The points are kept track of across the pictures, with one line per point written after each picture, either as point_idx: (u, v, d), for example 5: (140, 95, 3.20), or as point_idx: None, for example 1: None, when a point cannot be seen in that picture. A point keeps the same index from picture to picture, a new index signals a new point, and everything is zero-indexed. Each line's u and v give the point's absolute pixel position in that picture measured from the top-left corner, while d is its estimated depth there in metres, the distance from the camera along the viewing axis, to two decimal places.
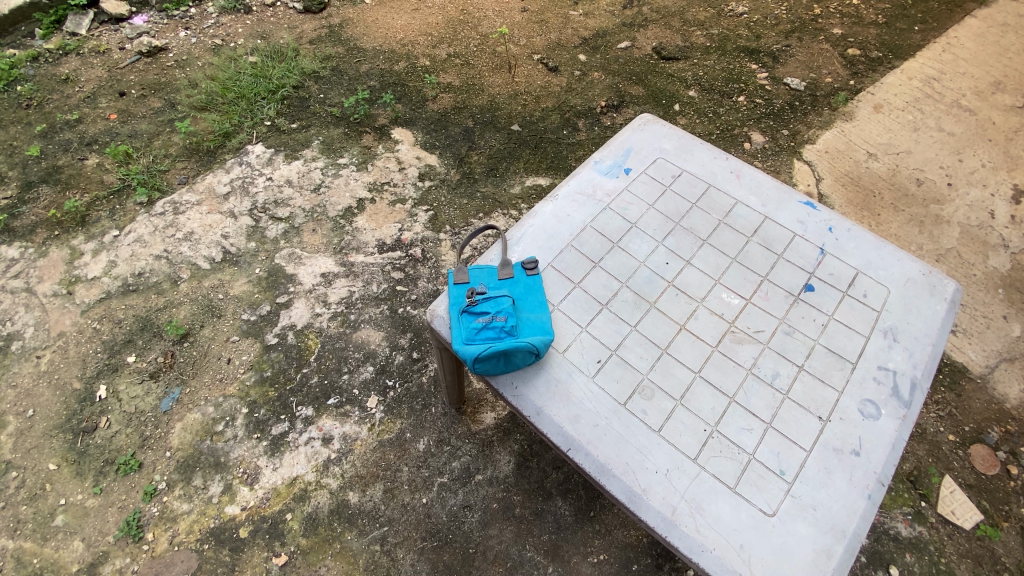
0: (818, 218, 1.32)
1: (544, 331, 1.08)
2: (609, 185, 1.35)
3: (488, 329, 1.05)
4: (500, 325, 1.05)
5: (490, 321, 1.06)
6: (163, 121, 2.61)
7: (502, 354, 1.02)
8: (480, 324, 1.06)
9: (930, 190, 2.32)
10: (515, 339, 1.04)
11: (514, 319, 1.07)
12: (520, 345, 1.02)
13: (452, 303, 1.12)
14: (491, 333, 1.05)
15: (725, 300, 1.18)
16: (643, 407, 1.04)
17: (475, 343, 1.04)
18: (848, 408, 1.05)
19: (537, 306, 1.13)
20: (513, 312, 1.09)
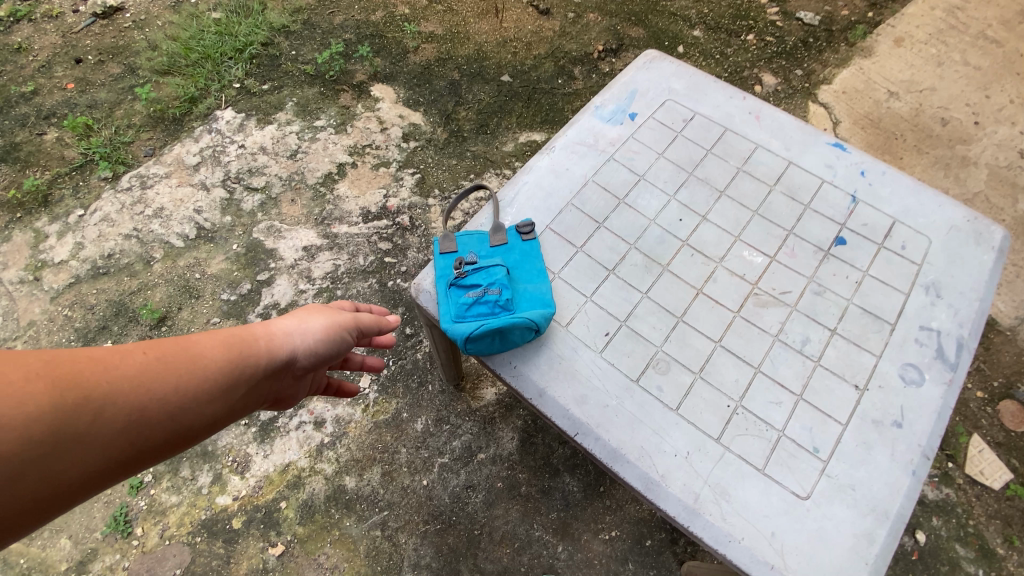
0: (849, 161, 1.17)
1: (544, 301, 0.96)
2: (612, 133, 1.19)
3: (480, 304, 0.93)
4: (493, 300, 0.92)
5: (482, 295, 0.93)
6: (124, 88, 2.41)
7: (499, 332, 0.90)
8: (471, 299, 0.93)
9: (955, 130, 2.15)
10: (514, 314, 0.92)
11: (509, 291, 0.94)
12: (517, 322, 0.90)
13: (438, 275, 0.99)
14: (485, 309, 0.93)
15: (747, 259, 1.05)
16: (658, 383, 0.93)
17: (469, 321, 0.92)
18: (887, 374, 0.94)
19: (535, 275, 1.00)
20: (507, 284, 0.96)
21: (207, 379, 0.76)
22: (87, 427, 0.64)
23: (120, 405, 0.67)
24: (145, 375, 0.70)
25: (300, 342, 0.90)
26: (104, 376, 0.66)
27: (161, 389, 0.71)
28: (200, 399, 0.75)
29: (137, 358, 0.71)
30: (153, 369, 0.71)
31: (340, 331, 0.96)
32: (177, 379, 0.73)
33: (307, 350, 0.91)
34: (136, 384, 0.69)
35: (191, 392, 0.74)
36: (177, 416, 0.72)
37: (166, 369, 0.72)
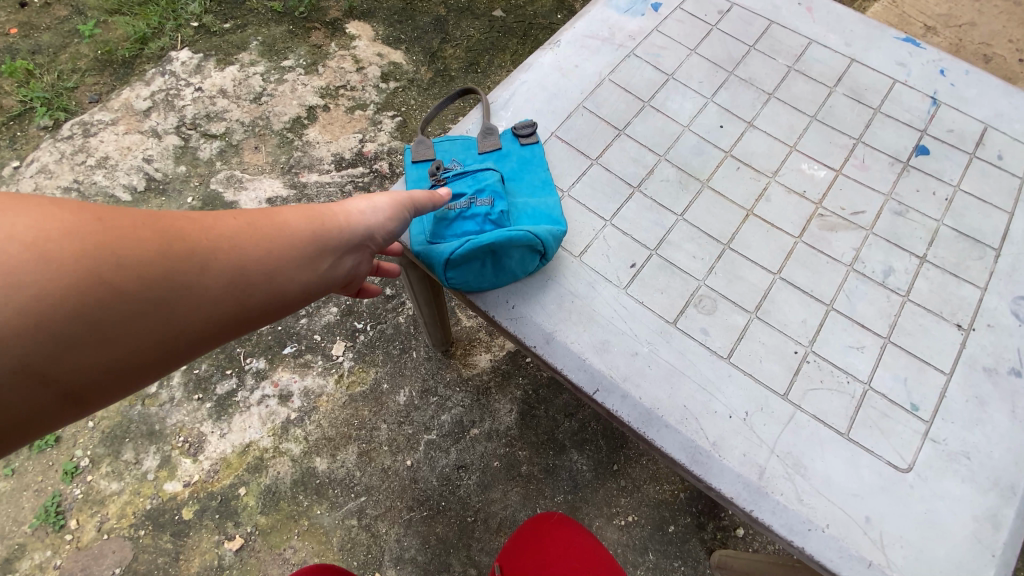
0: (925, 59, 0.95)
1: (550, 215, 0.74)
2: (632, 26, 0.95)
3: (465, 219, 0.71)
4: (482, 214, 0.71)
5: (468, 208, 0.72)
6: (68, 30, 2.14)
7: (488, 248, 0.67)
8: (453, 213, 0.71)
9: (1000, 68, 1.93)
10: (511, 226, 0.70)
11: (503, 203, 0.72)
12: (513, 235, 0.67)
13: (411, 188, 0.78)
14: (474, 224, 0.71)
15: (807, 174, 0.83)
16: (702, 326, 0.71)
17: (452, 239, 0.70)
18: (998, 311, 0.72)
19: (538, 185, 0.78)
20: (501, 194, 0.74)
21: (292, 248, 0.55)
22: (173, 294, 0.45)
23: (211, 272, 0.47)
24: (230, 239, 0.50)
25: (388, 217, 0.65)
26: (188, 232, 0.47)
27: (243, 258, 0.50)
28: (291, 273, 0.54)
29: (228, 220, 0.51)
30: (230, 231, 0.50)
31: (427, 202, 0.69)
32: (259, 248, 0.52)
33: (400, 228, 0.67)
34: (218, 248, 0.49)
35: (278, 265, 0.53)
36: (266, 293, 0.52)
37: (253, 235, 0.52)
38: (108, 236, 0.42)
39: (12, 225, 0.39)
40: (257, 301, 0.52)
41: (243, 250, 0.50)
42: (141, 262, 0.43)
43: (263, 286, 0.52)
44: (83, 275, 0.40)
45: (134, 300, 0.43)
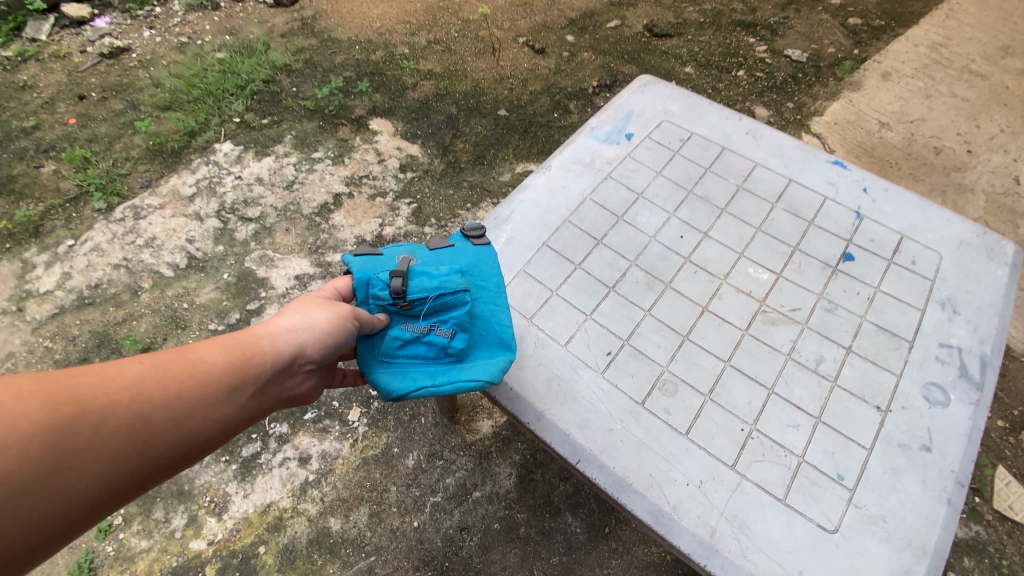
0: (850, 178, 1.15)
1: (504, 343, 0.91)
2: (609, 152, 1.18)
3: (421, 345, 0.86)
4: (438, 344, 0.86)
5: (426, 334, 0.86)
6: (124, 123, 2.43)
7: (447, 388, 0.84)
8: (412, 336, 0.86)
9: (949, 159, 2.17)
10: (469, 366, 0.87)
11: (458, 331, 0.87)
12: (463, 383, 0.84)
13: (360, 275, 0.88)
14: (435, 352, 0.87)
15: (753, 276, 1.01)
16: (665, 406, 0.86)
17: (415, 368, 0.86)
18: (910, 394, 0.87)
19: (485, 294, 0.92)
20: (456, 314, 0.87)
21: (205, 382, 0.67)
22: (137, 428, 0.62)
23: (159, 406, 0.63)
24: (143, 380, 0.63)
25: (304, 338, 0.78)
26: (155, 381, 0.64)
27: (156, 401, 0.63)
28: (207, 405, 0.67)
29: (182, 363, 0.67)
30: (147, 374, 0.64)
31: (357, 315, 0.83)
32: (171, 389, 0.65)
33: (325, 343, 0.80)
34: (135, 391, 0.62)
35: (189, 400, 0.66)
36: (180, 426, 0.65)
37: (161, 378, 0.64)
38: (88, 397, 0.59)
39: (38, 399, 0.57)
40: (174, 436, 0.64)
41: (159, 391, 0.64)
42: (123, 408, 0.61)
43: (178, 419, 0.64)
44: (83, 426, 0.58)
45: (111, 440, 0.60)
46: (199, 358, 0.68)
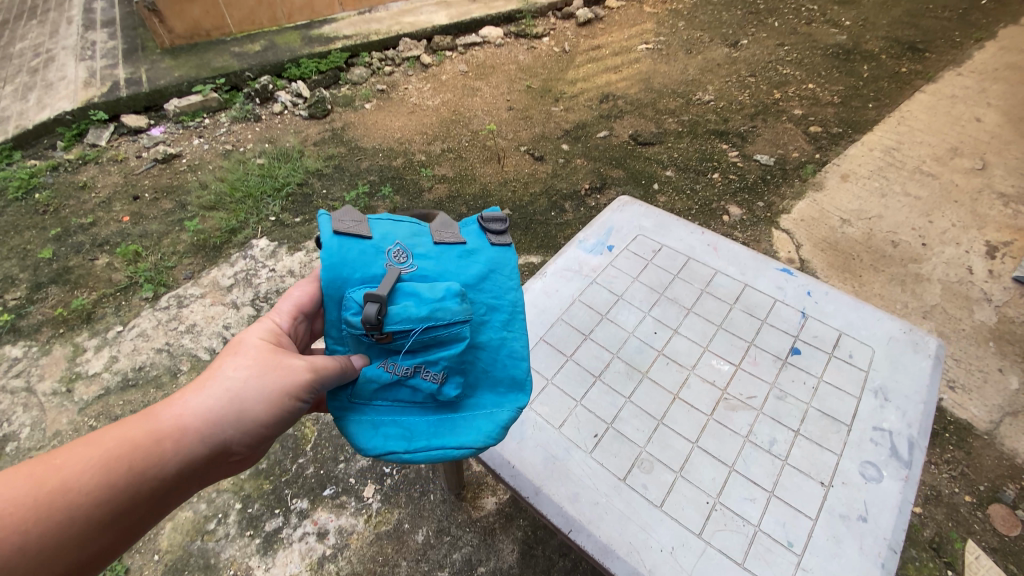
0: (796, 283, 1.38)
1: (498, 395, 1.01)
2: (594, 261, 1.44)
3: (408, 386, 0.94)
4: (426, 390, 0.94)
5: (414, 377, 0.94)
6: (172, 221, 2.68)
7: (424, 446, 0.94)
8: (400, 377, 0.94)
9: (906, 251, 2.36)
10: (455, 419, 0.98)
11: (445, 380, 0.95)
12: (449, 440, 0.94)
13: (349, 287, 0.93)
14: (421, 397, 0.96)
15: (716, 368, 1.21)
16: (643, 481, 1.03)
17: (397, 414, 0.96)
18: (848, 471, 1.04)
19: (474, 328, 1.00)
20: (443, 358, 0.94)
21: (94, 499, 0.71)
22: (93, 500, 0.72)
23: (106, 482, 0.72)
24: (25, 504, 0.67)
25: (211, 430, 0.80)
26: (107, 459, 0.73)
27: (40, 525, 0.67)
28: (100, 522, 0.72)
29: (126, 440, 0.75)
30: (32, 498, 0.67)
31: (287, 386, 0.85)
32: (87, 475, 0.71)
33: (236, 435, 0.81)
34: (21, 515, 0.66)
35: (76, 519, 0.69)
36: (73, 545, 0.69)
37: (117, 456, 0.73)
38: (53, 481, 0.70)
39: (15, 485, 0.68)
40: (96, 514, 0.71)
41: (44, 514, 0.68)
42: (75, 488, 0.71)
43: (74, 537, 0.69)
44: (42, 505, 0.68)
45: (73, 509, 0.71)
46: (80, 470, 0.70)
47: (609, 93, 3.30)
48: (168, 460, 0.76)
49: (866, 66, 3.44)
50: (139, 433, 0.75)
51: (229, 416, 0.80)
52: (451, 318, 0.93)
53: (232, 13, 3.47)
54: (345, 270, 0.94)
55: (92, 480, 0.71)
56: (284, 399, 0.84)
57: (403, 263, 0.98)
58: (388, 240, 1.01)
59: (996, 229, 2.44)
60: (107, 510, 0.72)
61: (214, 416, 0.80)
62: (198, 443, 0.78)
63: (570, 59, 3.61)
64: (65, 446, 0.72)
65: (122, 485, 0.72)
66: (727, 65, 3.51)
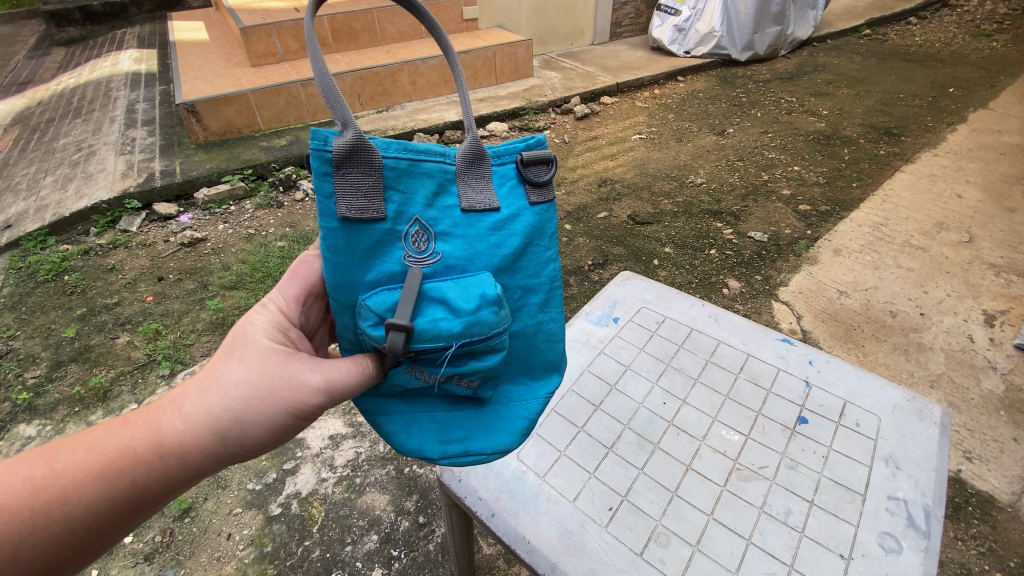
0: (797, 352, 1.44)
1: (532, 382, 1.06)
2: (601, 333, 1.51)
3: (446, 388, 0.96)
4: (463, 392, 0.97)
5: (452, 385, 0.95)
6: (194, 300, 2.74)
7: (461, 447, 1.01)
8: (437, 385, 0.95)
9: (905, 321, 2.42)
10: (487, 415, 1.03)
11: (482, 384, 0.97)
12: (481, 446, 1.01)
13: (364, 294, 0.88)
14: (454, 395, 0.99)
15: (726, 437, 1.24)
16: (660, 556, 1.02)
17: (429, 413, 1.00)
18: (867, 542, 1.03)
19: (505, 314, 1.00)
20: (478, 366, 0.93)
21: (90, 507, 0.78)
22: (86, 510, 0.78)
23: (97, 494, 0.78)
24: (24, 510, 0.74)
25: (215, 445, 0.86)
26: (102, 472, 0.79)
27: (38, 530, 0.74)
28: (95, 531, 0.79)
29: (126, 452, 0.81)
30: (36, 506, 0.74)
31: (296, 405, 0.90)
32: (87, 484, 0.78)
33: (236, 449, 0.88)
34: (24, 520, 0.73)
35: (74, 521, 0.77)
36: (69, 545, 0.77)
37: (111, 469, 0.79)
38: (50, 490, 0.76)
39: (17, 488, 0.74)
40: (90, 519, 0.78)
41: (41, 520, 0.75)
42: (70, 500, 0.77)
43: (72, 540, 0.77)
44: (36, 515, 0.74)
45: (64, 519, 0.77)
46: (80, 476, 0.78)
47: (607, 178, 3.55)
48: (169, 470, 0.83)
49: (846, 150, 3.71)
50: (142, 446, 0.81)
51: (228, 434, 0.86)
52: (488, 331, 0.89)
53: (263, 113, 3.83)
54: (357, 274, 0.88)
55: (92, 491, 0.78)
56: (294, 413, 0.91)
57: (423, 251, 0.91)
58: (403, 219, 0.90)
59: (991, 298, 2.51)
60: (102, 516, 0.79)
61: (217, 432, 0.86)
62: (198, 457, 0.85)
63: (570, 149, 3.92)
64: (68, 450, 0.79)
65: (121, 496, 0.80)
66: (716, 151, 3.80)
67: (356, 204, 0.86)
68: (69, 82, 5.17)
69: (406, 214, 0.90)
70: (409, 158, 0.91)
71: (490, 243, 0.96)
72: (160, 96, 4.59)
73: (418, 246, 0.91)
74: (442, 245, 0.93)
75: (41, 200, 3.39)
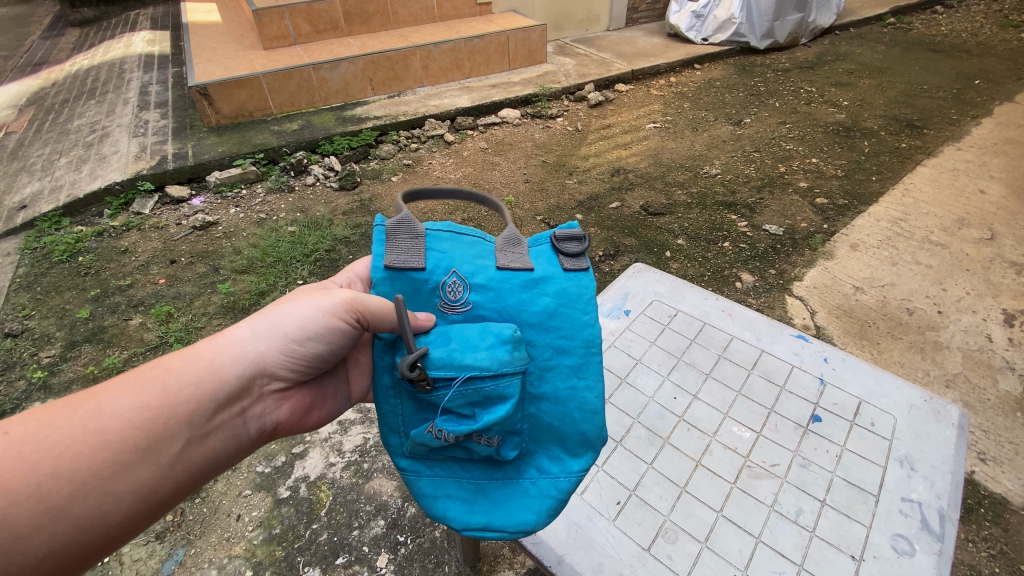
0: (813, 349, 1.41)
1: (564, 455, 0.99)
2: (613, 325, 1.51)
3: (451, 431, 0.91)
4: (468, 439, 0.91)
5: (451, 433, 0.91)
6: (205, 284, 2.75)
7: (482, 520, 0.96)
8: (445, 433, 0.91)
9: (922, 318, 2.37)
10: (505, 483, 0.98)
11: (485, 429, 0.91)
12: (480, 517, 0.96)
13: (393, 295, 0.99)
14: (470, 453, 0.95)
15: (737, 434, 1.22)
16: (668, 552, 1.01)
17: (415, 474, 0.99)
18: (880, 544, 1.01)
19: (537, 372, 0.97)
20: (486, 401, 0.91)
21: (131, 422, 0.82)
22: (133, 426, 0.82)
23: (142, 410, 0.83)
24: (74, 427, 0.79)
25: (248, 356, 0.95)
26: (150, 393, 0.85)
27: (94, 442, 0.79)
28: (139, 445, 0.82)
29: (170, 376, 0.88)
30: (77, 418, 0.79)
31: (325, 319, 0.99)
32: (130, 405, 0.83)
33: (265, 360, 0.97)
34: (66, 433, 0.78)
35: (122, 435, 0.81)
36: (130, 454, 0.81)
37: (158, 390, 0.86)
38: (95, 414, 0.81)
39: (60, 419, 0.79)
40: (135, 434, 0.82)
41: (92, 434, 0.79)
42: (117, 421, 0.81)
43: (119, 452, 0.80)
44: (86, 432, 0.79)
45: (117, 435, 0.81)
46: (120, 400, 0.83)
47: (620, 167, 3.50)
48: (201, 385, 0.89)
49: (866, 142, 3.62)
50: (171, 362, 0.89)
51: (258, 346, 0.96)
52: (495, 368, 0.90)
53: (275, 96, 3.81)
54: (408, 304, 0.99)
55: (130, 403, 0.83)
56: (324, 324, 0.99)
57: (457, 299, 0.99)
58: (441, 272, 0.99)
59: (1012, 298, 2.45)
60: (144, 430, 0.83)
61: (251, 345, 0.96)
62: (226, 372, 0.93)
63: (583, 137, 3.87)
64: (108, 391, 0.83)
65: (152, 406, 0.84)
66: (732, 142, 3.72)
67: (401, 258, 0.99)
68: (83, 63, 5.18)
69: (443, 267, 1.00)
70: (449, 231, 1.06)
71: (519, 299, 0.99)
72: (173, 79, 4.58)
73: (452, 294, 0.99)
74: (474, 295, 0.99)
75: (55, 181, 3.41)
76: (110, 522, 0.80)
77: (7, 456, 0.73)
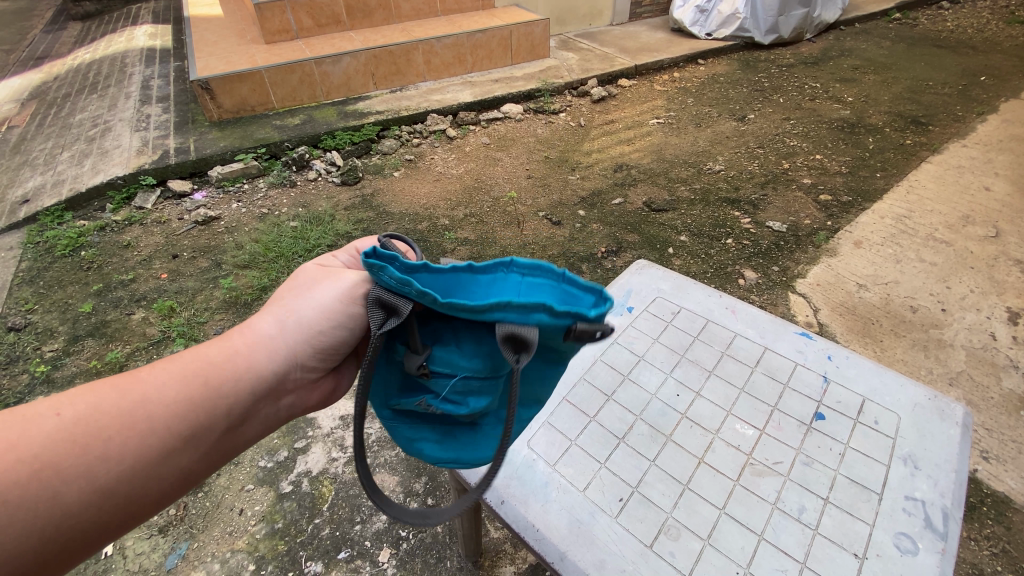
0: (816, 347, 1.40)
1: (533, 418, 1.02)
2: (615, 322, 1.50)
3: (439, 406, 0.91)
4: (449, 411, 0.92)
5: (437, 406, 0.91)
6: (208, 278, 2.75)
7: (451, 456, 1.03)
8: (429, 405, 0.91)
9: (926, 316, 2.36)
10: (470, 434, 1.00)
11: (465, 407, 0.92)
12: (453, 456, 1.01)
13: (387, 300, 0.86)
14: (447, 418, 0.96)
15: (740, 432, 1.22)
16: (670, 549, 1.01)
17: (394, 424, 0.98)
18: (882, 543, 1.01)
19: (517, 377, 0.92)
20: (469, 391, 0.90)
21: (175, 411, 0.80)
22: (177, 416, 0.80)
23: (185, 399, 0.81)
24: (120, 411, 0.77)
25: (280, 347, 0.91)
26: (193, 382, 0.83)
27: (139, 429, 0.77)
28: (182, 433, 0.81)
29: (211, 366, 0.85)
30: (122, 404, 0.78)
31: (345, 305, 0.93)
32: (175, 393, 0.81)
33: (297, 350, 0.93)
34: (112, 418, 0.76)
35: (167, 423, 0.80)
36: (174, 441, 0.80)
37: (200, 379, 0.84)
38: (141, 400, 0.79)
39: (107, 403, 0.77)
40: (180, 423, 0.81)
41: (137, 422, 0.78)
42: (162, 409, 0.80)
43: (163, 440, 0.79)
44: (131, 418, 0.77)
45: (162, 422, 0.79)
46: (164, 387, 0.81)
47: (623, 163, 3.49)
48: (239, 376, 0.87)
49: (871, 138, 3.60)
50: (212, 353, 0.87)
51: (295, 334, 0.92)
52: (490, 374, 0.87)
53: (276, 91, 3.80)
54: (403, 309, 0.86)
55: (173, 391, 0.81)
56: (347, 310, 0.93)
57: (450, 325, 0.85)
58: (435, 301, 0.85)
59: (1016, 296, 2.43)
60: (188, 420, 0.81)
61: (282, 334, 0.92)
62: (265, 361, 0.90)
63: (586, 132, 3.85)
64: (153, 377, 0.81)
65: (194, 397, 0.82)
66: (736, 138, 3.70)
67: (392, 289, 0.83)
68: (85, 57, 5.17)
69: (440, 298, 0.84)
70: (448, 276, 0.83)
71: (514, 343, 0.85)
72: (175, 73, 4.57)
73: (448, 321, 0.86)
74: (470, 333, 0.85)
75: (57, 175, 3.41)
76: (149, 500, 0.80)
77: (58, 439, 0.72)
